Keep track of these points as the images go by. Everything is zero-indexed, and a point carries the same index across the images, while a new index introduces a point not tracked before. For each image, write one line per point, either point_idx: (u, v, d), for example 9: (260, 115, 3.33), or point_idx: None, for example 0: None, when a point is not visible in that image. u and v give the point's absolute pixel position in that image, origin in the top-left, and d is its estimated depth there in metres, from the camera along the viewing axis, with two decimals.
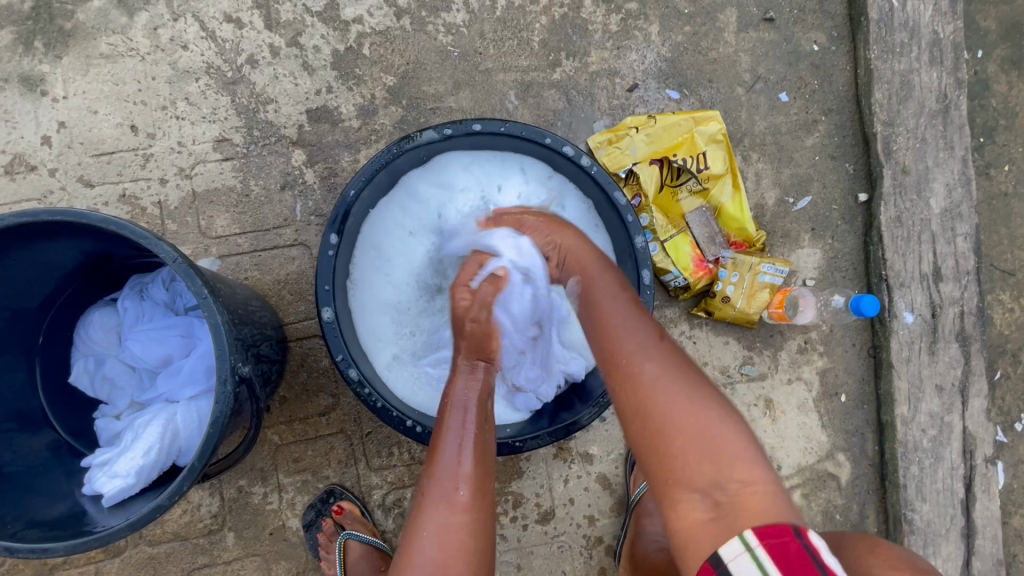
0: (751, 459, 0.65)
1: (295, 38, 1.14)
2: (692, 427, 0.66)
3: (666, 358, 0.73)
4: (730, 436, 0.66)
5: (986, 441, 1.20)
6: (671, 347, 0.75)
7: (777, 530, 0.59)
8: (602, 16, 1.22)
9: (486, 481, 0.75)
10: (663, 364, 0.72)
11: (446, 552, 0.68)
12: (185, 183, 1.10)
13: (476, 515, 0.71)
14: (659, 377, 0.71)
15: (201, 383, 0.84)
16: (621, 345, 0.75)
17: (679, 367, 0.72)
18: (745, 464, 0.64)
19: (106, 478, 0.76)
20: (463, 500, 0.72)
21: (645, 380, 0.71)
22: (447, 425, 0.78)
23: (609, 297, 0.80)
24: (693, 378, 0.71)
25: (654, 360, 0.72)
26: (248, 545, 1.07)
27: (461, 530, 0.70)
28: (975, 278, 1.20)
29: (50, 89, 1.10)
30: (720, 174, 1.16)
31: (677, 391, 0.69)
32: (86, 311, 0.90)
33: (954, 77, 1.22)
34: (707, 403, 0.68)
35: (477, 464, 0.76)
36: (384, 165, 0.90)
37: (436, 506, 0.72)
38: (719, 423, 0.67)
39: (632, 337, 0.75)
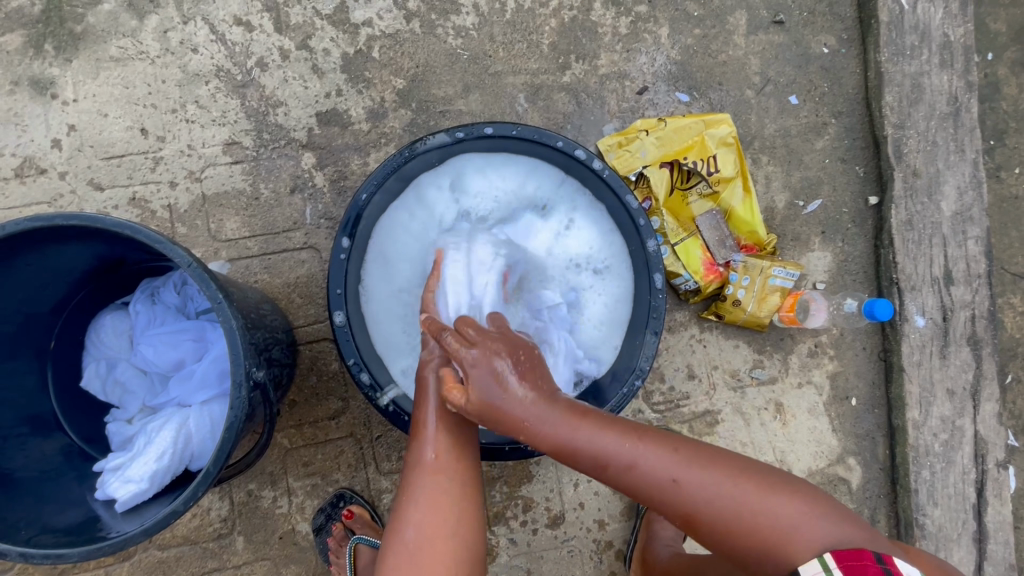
0: (821, 529, 0.65)
1: (305, 41, 1.13)
2: (754, 536, 0.65)
3: (698, 481, 0.67)
4: (785, 525, 0.65)
5: (998, 445, 1.20)
6: (701, 457, 0.68)
7: (857, 553, 0.63)
8: (612, 19, 1.22)
9: (462, 447, 0.73)
10: (708, 495, 0.66)
11: (431, 521, 0.67)
12: (195, 186, 1.10)
13: (456, 477, 0.71)
14: (710, 521, 0.66)
15: (213, 387, 0.83)
16: (658, 499, 0.67)
17: (720, 479, 0.67)
18: (816, 538, 0.65)
19: (119, 483, 0.76)
20: (437, 463, 0.71)
21: (697, 520, 0.67)
22: (421, 405, 0.73)
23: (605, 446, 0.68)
24: (740, 485, 0.67)
25: (697, 496, 0.66)
26: (257, 549, 1.07)
27: (440, 497, 0.69)
28: (986, 281, 1.19)
29: (60, 92, 1.10)
30: (730, 177, 1.16)
31: (729, 517, 0.66)
32: (98, 314, 0.89)
33: (965, 79, 1.21)
34: (761, 504, 0.66)
35: (455, 441, 0.73)
36: (396, 169, 0.93)
37: (420, 480, 0.70)
38: (777, 518, 0.65)
39: (664, 494, 0.67)
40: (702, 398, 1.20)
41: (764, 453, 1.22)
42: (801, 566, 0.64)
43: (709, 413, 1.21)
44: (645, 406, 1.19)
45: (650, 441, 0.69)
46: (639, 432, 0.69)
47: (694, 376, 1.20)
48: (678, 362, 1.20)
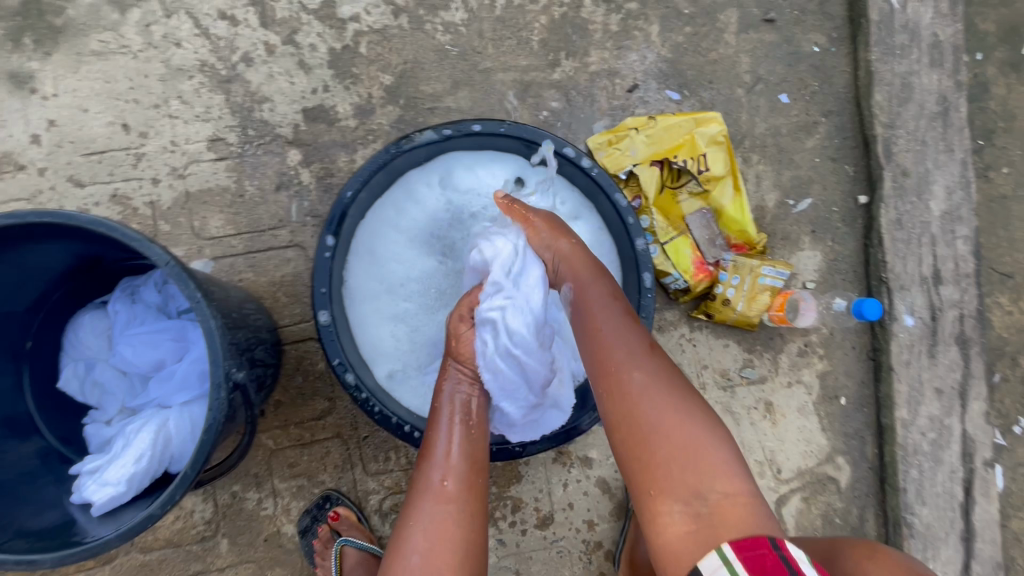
0: (732, 467, 0.65)
1: (291, 36, 1.12)
2: (675, 426, 0.67)
3: (655, 370, 0.72)
4: (705, 434, 0.67)
5: (985, 444, 1.20)
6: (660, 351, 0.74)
7: (755, 542, 0.60)
8: (602, 16, 1.21)
9: (474, 473, 0.75)
10: (654, 373, 0.71)
11: (433, 543, 0.68)
12: (178, 183, 1.08)
13: (463, 506, 0.71)
14: (643, 385, 0.70)
15: (194, 388, 0.82)
16: (610, 353, 0.73)
17: (672, 376, 0.72)
18: (725, 472, 0.65)
19: (96, 486, 0.74)
20: (446, 490, 0.72)
21: (633, 392, 0.70)
22: (439, 420, 0.80)
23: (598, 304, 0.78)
24: (683, 388, 0.71)
25: (648, 369, 0.71)
26: (242, 552, 1.05)
27: (448, 524, 0.69)
28: (975, 281, 1.20)
29: (40, 87, 1.07)
30: (720, 176, 1.16)
31: (665, 398, 0.69)
32: (76, 313, 0.87)
33: (954, 79, 1.21)
34: (689, 407, 0.69)
35: (464, 458, 0.76)
36: (382, 166, 0.90)
37: (424, 497, 0.72)
38: (700, 426, 0.67)
39: (616, 353, 0.73)
40: None
41: (754, 453, 1.22)
42: (701, 562, 0.61)
43: None
44: None
45: (632, 318, 0.77)
46: (630, 315, 0.78)
47: (683, 376, 1.20)
48: None
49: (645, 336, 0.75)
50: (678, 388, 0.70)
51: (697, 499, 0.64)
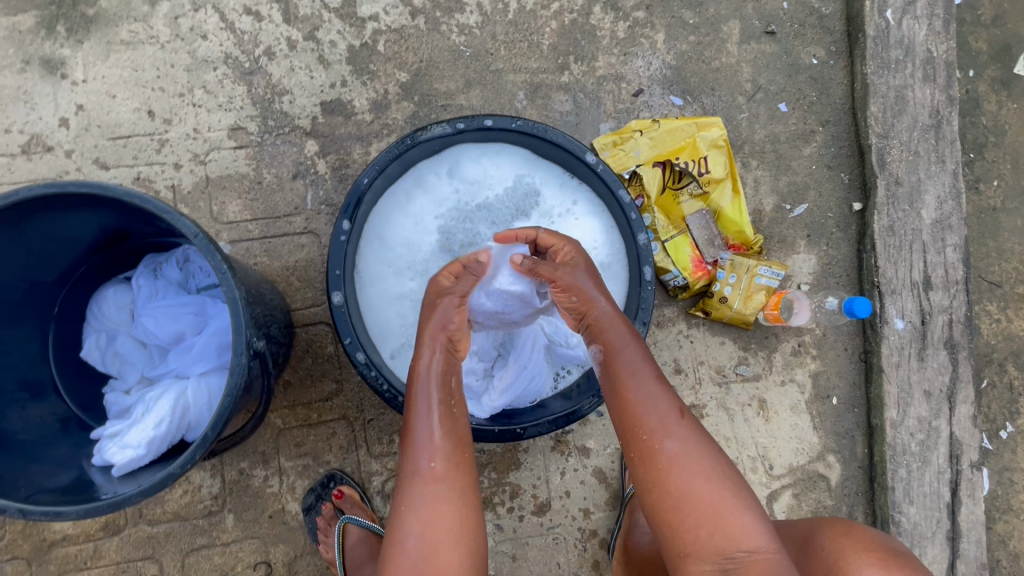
0: (752, 525, 0.74)
1: (313, 32, 1.17)
2: (702, 491, 0.75)
3: (683, 436, 0.79)
4: (727, 495, 0.75)
5: (972, 446, 1.24)
6: (688, 418, 0.81)
7: None
8: (611, 23, 1.26)
9: (459, 451, 0.78)
10: (685, 442, 0.78)
11: (430, 528, 0.72)
12: (199, 168, 1.12)
13: (452, 483, 0.76)
14: (675, 456, 0.77)
15: (212, 360, 0.85)
16: (641, 422, 0.79)
17: (701, 442, 0.79)
18: (747, 531, 0.73)
19: (116, 448, 0.77)
20: (434, 471, 0.76)
21: (667, 457, 0.77)
22: (416, 401, 0.80)
23: (633, 365, 0.82)
24: (711, 453, 0.78)
25: (678, 437, 0.78)
26: (246, 528, 1.08)
27: (439, 504, 0.74)
28: (964, 288, 1.24)
29: (70, 73, 1.12)
30: (720, 178, 1.20)
31: (695, 465, 0.76)
32: (100, 287, 0.91)
33: (947, 94, 1.27)
34: (716, 472, 0.76)
35: (445, 437, 0.78)
36: (397, 156, 0.94)
37: (413, 484, 0.75)
38: (723, 487, 0.76)
39: (650, 423, 0.79)
40: (688, 393, 1.23)
41: (747, 449, 1.25)
42: None
43: (694, 408, 1.24)
44: None
45: (664, 384, 0.83)
46: (660, 378, 0.83)
47: (680, 371, 1.23)
48: (665, 356, 1.23)
49: (675, 401, 0.81)
50: (706, 454, 0.78)
51: (723, 557, 0.72)
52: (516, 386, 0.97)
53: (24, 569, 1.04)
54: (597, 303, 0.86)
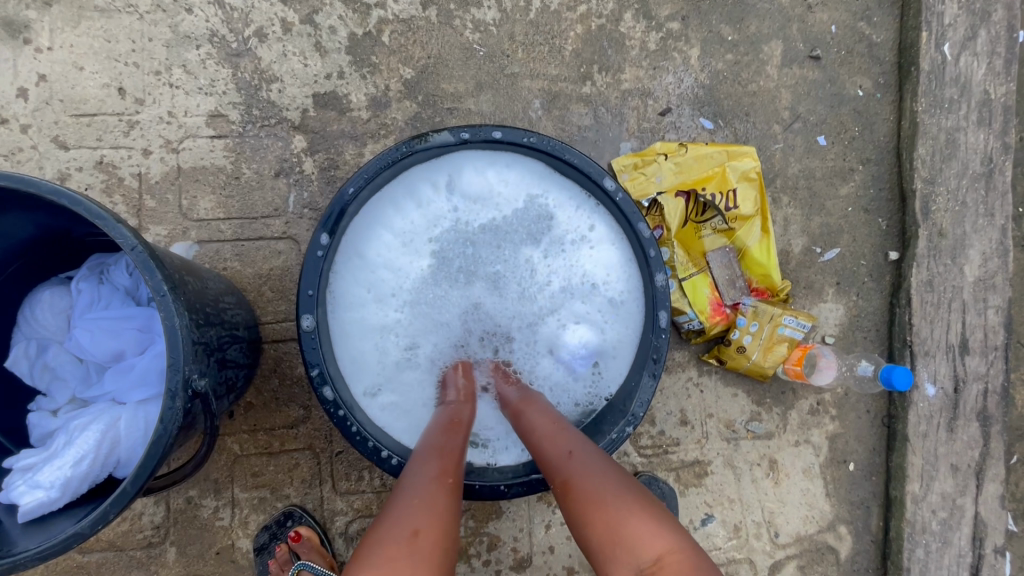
0: (660, 527, 0.60)
1: (311, 15, 1.05)
2: (597, 513, 0.63)
3: (586, 459, 0.69)
4: (630, 505, 0.62)
5: (997, 529, 1.14)
6: (590, 445, 0.72)
7: None
8: (641, 32, 1.14)
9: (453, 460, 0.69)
10: (587, 465, 0.68)
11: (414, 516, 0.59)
12: (171, 157, 1.00)
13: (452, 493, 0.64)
14: (574, 476, 0.67)
15: (153, 387, 0.73)
16: (546, 459, 0.71)
17: (600, 466, 0.68)
18: (659, 535, 0.59)
19: (25, 488, 0.65)
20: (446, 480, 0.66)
21: (573, 489, 0.66)
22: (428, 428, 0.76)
23: (535, 420, 0.77)
24: (603, 472, 0.67)
25: (577, 470, 0.68)
26: (190, 563, 0.96)
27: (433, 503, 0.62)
28: (1003, 355, 1.14)
29: (34, 38, 0.99)
30: (748, 216, 1.08)
31: (589, 489, 0.65)
32: (36, 288, 0.79)
33: (1002, 141, 1.16)
34: (623, 482, 0.65)
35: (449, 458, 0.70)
36: (390, 165, 0.83)
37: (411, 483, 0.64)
38: (624, 498, 0.63)
39: (553, 457, 0.71)
40: (692, 447, 1.12)
41: (752, 512, 1.13)
42: None
43: (698, 464, 1.12)
44: (630, 449, 1.10)
45: (569, 427, 0.76)
46: (561, 421, 0.77)
47: (686, 423, 1.12)
48: (671, 406, 1.11)
49: (574, 437, 0.73)
50: (607, 474, 0.66)
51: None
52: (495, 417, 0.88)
53: None
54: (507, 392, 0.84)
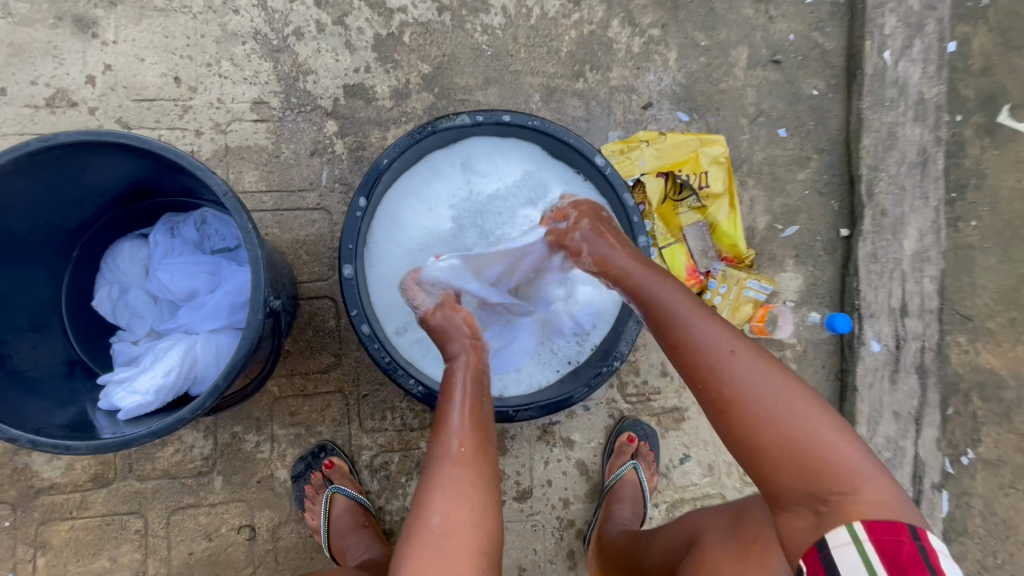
0: (848, 452, 0.66)
1: (341, 18, 1.21)
2: (773, 437, 0.67)
3: (751, 372, 0.69)
4: (808, 429, 0.66)
5: (934, 468, 1.32)
6: (747, 346, 0.71)
7: (891, 527, 0.63)
8: (627, 37, 1.32)
9: (483, 437, 0.77)
10: (749, 382, 0.68)
11: (454, 507, 0.70)
12: (220, 138, 1.16)
13: (479, 468, 0.74)
14: (738, 392, 0.68)
15: (222, 319, 0.88)
16: (698, 368, 0.71)
17: (767, 377, 0.69)
18: (846, 464, 0.65)
19: (125, 393, 0.81)
20: (464, 454, 0.74)
21: (734, 404, 0.68)
22: (451, 392, 0.81)
23: (680, 315, 0.75)
24: (778, 387, 0.68)
25: (741, 380, 0.69)
26: (235, 490, 1.10)
27: (465, 486, 0.72)
28: (937, 317, 1.32)
29: (101, 33, 1.14)
30: (718, 194, 1.26)
31: (756, 410, 0.67)
32: (117, 241, 0.94)
33: (934, 134, 1.35)
34: (796, 399, 0.68)
35: (474, 426, 0.78)
36: (416, 142, 0.98)
37: (444, 465, 0.73)
38: (813, 418, 0.67)
39: (711, 365, 0.70)
40: (671, 395, 1.28)
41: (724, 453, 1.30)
42: (829, 537, 0.64)
43: (677, 410, 1.28)
44: (618, 396, 1.26)
45: (719, 321, 0.74)
46: (708, 316, 0.75)
47: (666, 373, 1.28)
48: (653, 358, 1.27)
49: (731, 336, 0.72)
50: (785, 390, 0.68)
51: (816, 501, 0.66)
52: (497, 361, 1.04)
53: (9, 514, 1.06)
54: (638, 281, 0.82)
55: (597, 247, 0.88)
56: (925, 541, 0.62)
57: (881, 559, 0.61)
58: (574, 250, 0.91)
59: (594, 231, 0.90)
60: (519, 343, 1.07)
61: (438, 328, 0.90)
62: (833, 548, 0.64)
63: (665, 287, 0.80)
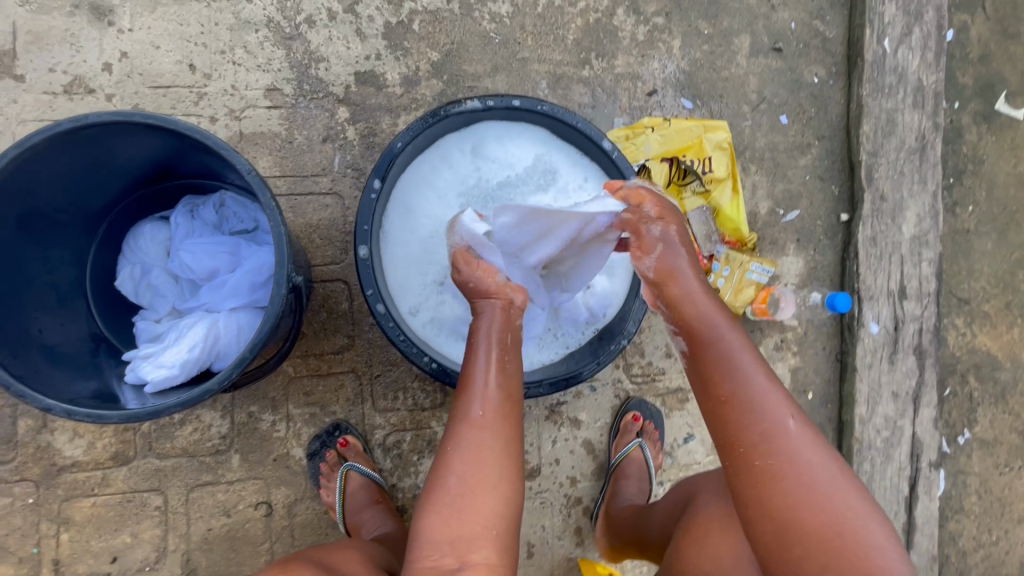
0: (893, 565, 0.65)
1: (352, 6, 1.23)
2: (810, 519, 0.67)
3: (802, 448, 0.70)
4: (847, 523, 0.66)
5: (931, 447, 1.35)
6: (805, 427, 0.71)
7: None
8: (632, 25, 1.34)
9: (509, 407, 0.80)
10: (798, 459, 0.69)
11: (470, 467, 0.74)
12: (234, 124, 1.18)
13: (497, 429, 0.78)
14: (783, 465, 0.69)
15: (243, 298, 0.91)
16: (746, 431, 0.71)
17: (815, 457, 0.69)
18: (883, 573, 0.64)
19: (152, 367, 0.84)
20: (483, 419, 0.78)
21: (774, 468, 0.69)
22: (475, 357, 0.83)
23: (741, 369, 0.73)
24: (830, 473, 0.69)
25: (790, 452, 0.69)
26: (251, 468, 1.13)
27: (483, 449, 0.76)
28: (935, 300, 1.35)
29: (117, 21, 1.16)
30: (721, 178, 1.29)
31: (798, 487, 0.68)
32: (138, 223, 0.96)
33: (933, 120, 1.38)
34: (843, 491, 0.68)
35: (501, 402, 0.80)
36: (429, 126, 1.00)
37: (465, 428, 0.77)
38: (859, 512, 0.67)
39: (758, 425, 0.71)
40: (676, 376, 1.31)
41: None
42: None
43: (681, 390, 1.31)
44: (624, 377, 1.29)
45: (780, 389, 0.73)
46: (771, 379, 0.74)
47: (671, 355, 1.31)
48: (658, 340, 1.30)
49: (789, 407, 0.72)
50: (836, 478, 0.69)
51: None
52: None
53: (32, 491, 1.09)
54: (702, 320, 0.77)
55: (671, 258, 0.81)
56: None
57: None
58: (644, 244, 0.82)
59: (674, 241, 0.82)
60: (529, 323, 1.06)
61: (466, 281, 0.89)
62: None
63: (739, 336, 0.76)
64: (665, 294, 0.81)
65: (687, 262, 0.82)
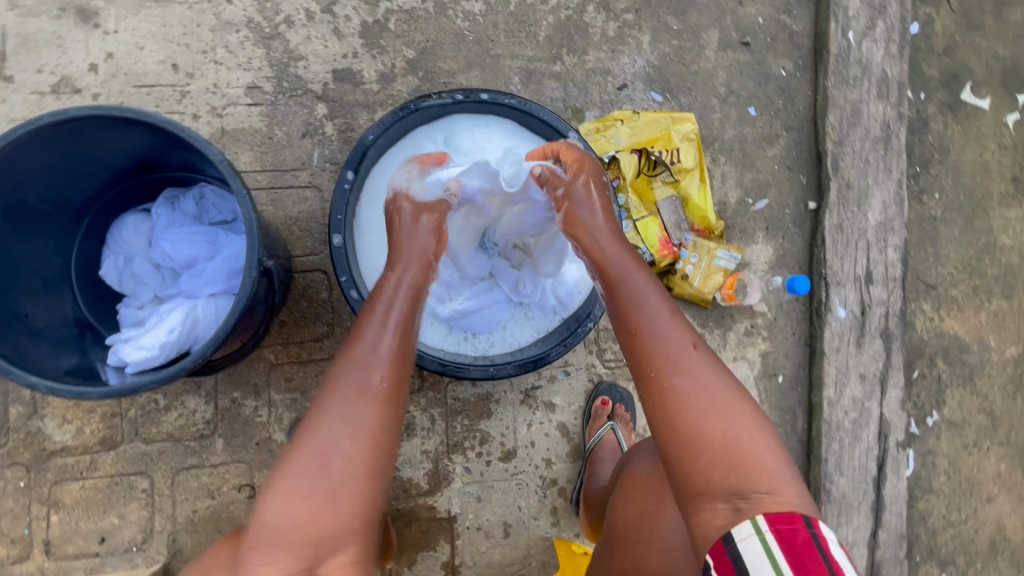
0: (776, 464, 0.71)
1: (329, 6, 1.27)
2: (711, 432, 0.72)
3: (702, 369, 0.76)
4: (739, 428, 0.72)
5: (898, 427, 1.39)
6: (702, 348, 0.78)
7: (788, 517, 0.67)
8: (602, 22, 1.38)
9: (394, 376, 0.78)
10: (699, 379, 0.75)
11: (342, 440, 0.71)
12: (216, 121, 1.23)
13: (381, 408, 0.74)
14: (687, 383, 0.74)
15: (221, 284, 0.95)
16: (654, 358, 0.77)
17: (714, 375, 0.76)
18: (771, 473, 0.71)
19: (133, 348, 0.90)
20: (368, 390, 0.75)
21: (679, 390, 0.74)
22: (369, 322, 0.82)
23: (647, 301, 0.82)
24: (728, 390, 0.75)
25: (695, 371, 0.75)
26: (235, 452, 1.18)
27: (358, 421, 0.73)
28: (900, 284, 1.39)
29: (102, 23, 1.21)
30: (689, 168, 1.33)
31: (700, 404, 0.73)
32: (122, 215, 1.01)
33: (896, 111, 1.42)
34: (739, 404, 0.74)
35: (386, 366, 0.78)
36: (400, 119, 1.05)
37: (342, 397, 0.74)
38: (751, 420, 0.73)
39: (664, 348, 0.77)
40: None
41: None
42: (735, 529, 0.68)
43: None
44: (597, 361, 1.33)
45: (682, 319, 0.81)
46: (672, 310, 0.81)
47: None
48: None
49: (690, 334, 0.78)
50: (731, 391, 0.75)
51: (738, 497, 0.69)
52: (484, 320, 1.11)
53: (24, 475, 1.13)
54: (613, 259, 0.88)
55: (582, 211, 0.94)
56: (819, 532, 0.67)
57: (781, 547, 0.65)
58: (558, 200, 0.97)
59: (590, 197, 0.96)
60: (495, 310, 1.13)
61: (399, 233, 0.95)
62: (739, 541, 0.67)
63: (643, 272, 0.86)
64: (580, 242, 0.93)
65: (600, 215, 0.95)
